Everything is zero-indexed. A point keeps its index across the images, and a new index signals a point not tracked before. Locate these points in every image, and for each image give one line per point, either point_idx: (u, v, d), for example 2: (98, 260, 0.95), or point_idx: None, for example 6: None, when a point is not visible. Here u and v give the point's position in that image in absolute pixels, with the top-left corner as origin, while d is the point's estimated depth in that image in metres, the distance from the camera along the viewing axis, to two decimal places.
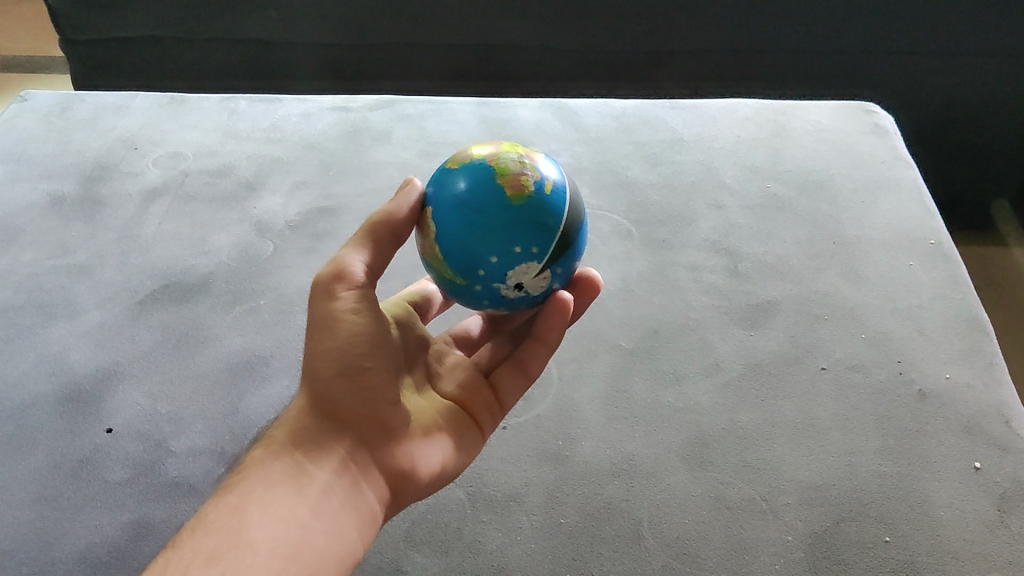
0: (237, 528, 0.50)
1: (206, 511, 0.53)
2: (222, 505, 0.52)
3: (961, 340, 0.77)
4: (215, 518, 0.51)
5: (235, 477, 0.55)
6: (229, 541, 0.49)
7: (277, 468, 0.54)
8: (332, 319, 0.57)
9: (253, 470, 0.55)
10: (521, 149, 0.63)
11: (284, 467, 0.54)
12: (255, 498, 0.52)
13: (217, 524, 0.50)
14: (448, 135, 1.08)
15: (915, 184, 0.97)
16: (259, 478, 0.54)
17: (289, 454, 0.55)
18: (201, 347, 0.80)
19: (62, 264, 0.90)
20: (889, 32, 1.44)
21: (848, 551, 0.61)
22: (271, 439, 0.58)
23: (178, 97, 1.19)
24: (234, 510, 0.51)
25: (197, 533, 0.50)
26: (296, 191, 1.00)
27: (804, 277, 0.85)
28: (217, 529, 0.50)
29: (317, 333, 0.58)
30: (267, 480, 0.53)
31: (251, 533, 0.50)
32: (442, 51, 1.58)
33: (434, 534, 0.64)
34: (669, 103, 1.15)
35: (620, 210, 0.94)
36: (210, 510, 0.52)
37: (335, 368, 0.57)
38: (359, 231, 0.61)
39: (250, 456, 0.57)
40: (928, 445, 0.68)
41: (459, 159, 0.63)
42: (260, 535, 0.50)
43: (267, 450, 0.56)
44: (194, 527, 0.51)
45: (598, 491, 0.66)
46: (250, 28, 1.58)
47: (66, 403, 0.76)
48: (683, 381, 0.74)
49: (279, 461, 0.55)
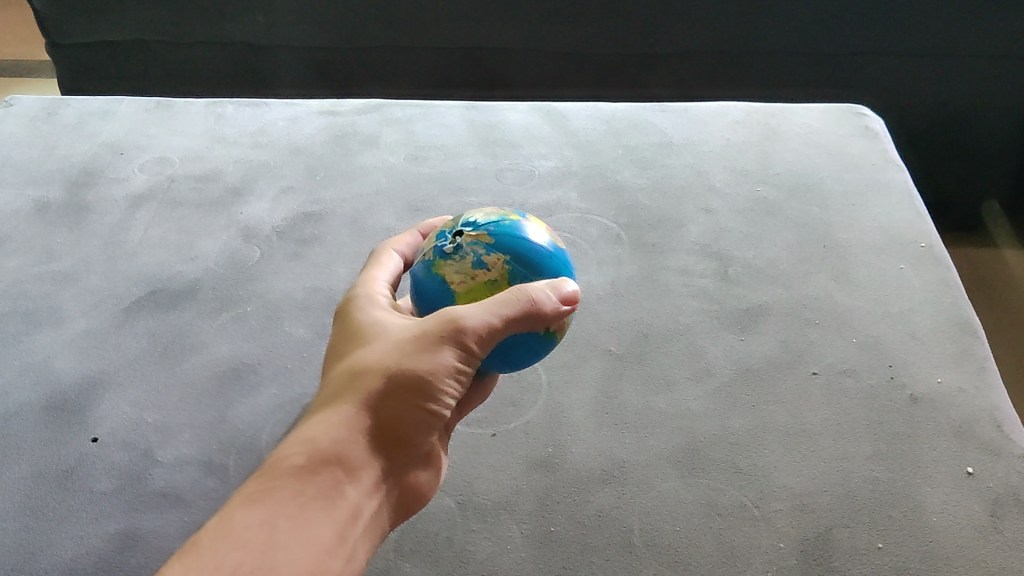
0: (266, 549, 0.47)
1: (231, 517, 0.49)
2: (251, 520, 0.49)
3: (953, 343, 0.77)
4: (240, 532, 0.48)
5: (264, 483, 0.51)
6: (259, 560, 0.47)
7: (317, 482, 0.51)
8: (436, 367, 0.53)
9: (288, 480, 0.51)
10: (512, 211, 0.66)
11: (324, 483, 0.51)
12: (287, 516, 0.49)
13: (246, 542, 0.48)
14: (436, 139, 1.08)
15: (905, 186, 0.97)
16: (295, 493, 0.51)
17: (330, 467, 0.52)
18: (187, 354, 0.79)
19: (47, 272, 0.89)
20: (877, 33, 1.44)
21: (840, 557, 0.61)
22: (307, 434, 0.53)
23: (164, 102, 1.18)
24: (265, 526, 0.48)
25: (222, 545, 0.47)
26: (283, 196, 0.99)
27: (794, 281, 0.84)
28: (243, 546, 0.47)
29: (413, 362, 0.53)
30: (302, 497, 0.50)
31: (280, 555, 0.47)
32: (430, 55, 1.57)
33: (424, 543, 0.63)
34: (657, 106, 1.14)
35: (610, 214, 0.94)
36: (237, 522, 0.49)
37: (412, 400, 0.54)
38: (513, 298, 0.55)
39: (280, 457, 0.53)
40: (920, 451, 0.68)
41: (542, 232, 0.63)
42: (293, 563, 0.48)
43: (307, 455, 0.52)
44: (215, 534, 0.48)
45: (588, 498, 0.65)
46: (238, 30, 1.57)
47: (51, 412, 0.74)
48: (673, 386, 0.74)
49: (318, 475, 0.51)
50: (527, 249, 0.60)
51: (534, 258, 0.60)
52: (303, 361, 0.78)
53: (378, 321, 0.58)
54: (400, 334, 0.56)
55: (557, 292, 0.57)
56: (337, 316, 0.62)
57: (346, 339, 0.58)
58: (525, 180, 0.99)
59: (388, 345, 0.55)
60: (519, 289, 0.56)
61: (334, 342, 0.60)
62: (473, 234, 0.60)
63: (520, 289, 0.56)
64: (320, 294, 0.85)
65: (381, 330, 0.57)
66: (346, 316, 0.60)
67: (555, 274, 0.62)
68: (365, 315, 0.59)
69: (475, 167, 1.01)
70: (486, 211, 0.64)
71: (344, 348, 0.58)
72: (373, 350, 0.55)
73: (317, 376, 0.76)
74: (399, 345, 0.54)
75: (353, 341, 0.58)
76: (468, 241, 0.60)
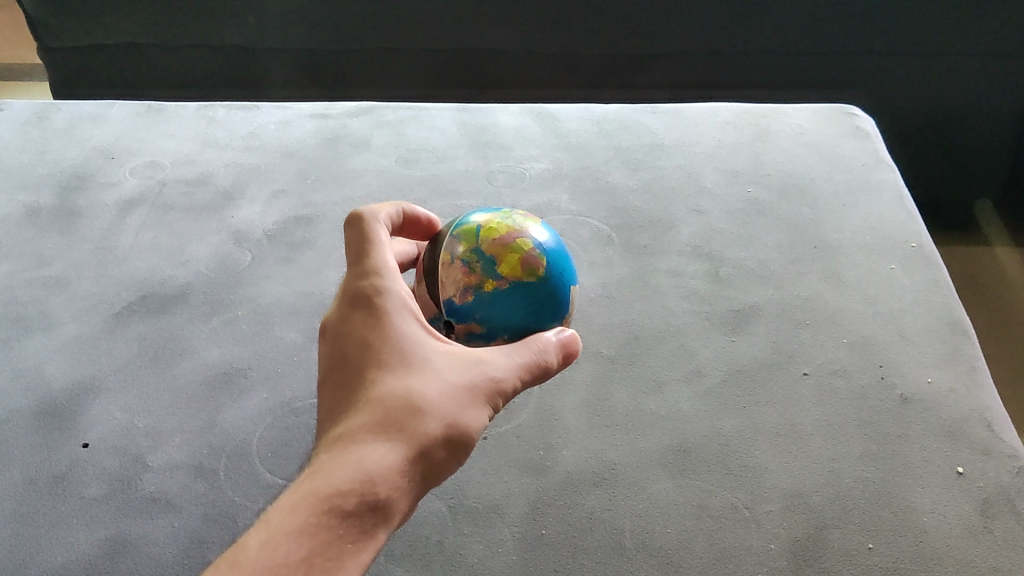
0: None
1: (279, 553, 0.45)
2: (292, 555, 0.45)
3: (943, 343, 0.77)
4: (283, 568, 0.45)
5: (313, 517, 0.47)
6: None
7: (360, 524, 0.48)
8: (481, 423, 0.53)
9: (337, 520, 0.47)
10: (471, 243, 0.61)
11: (367, 525, 0.48)
12: (327, 557, 0.46)
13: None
14: (427, 141, 1.08)
15: (896, 186, 0.97)
16: (338, 532, 0.47)
17: (375, 509, 0.48)
18: (178, 360, 0.79)
19: (38, 277, 0.89)
20: (868, 32, 1.44)
21: (830, 558, 0.61)
22: (353, 465, 0.49)
23: (155, 106, 1.18)
24: (303, 563, 0.45)
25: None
26: (274, 200, 0.99)
27: (785, 282, 0.84)
28: None
29: (467, 415, 0.52)
30: (344, 538, 0.47)
31: None
32: (422, 57, 1.57)
33: (414, 547, 0.63)
34: (649, 107, 1.14)
35: (601, 216, 0.94)
36: (278, 558, 0.45)
37: (455, 451, 0.52)
38: (542, 359, 0.56)
39: (328, 489, 0.48)
40: (910, 451, 0.68)
41: (524, 278, 0.60)
42: None
43: (360, 494, 0.48)
44: (256, 566, 0.45)
45: (579, 501, 0.65)
46: (230, 33, 1.57)
47: (42, 419, 0.74)
48: (664, 388, 0.74)
49: (367, 521, 0.48)
50: (519, 317, 0.60)
51: (535, 327, 0.60)
52: (294, 365, 0.78)
53: (420, 343, 0.54)
54: (448, 373, 0.53)
55: (565, 343, 0.58)
56: (362, 312, 0.55)
57: (382, 353, 0.53)
58: (516, 182, 0.99)
59: (441, 385, 0.52)
60: (541, 343, 0.57)
61: (362, 347, 0.54)
62: (463, 328, 0.60)
63: (543, 344, 0.57)
64: (311, 298, 0.85)
65: (425, 357, 0.53)
66: (378, 318, 0.54)
67: (560, 307, 0.61)
68: (403, 328, 0.54)
69: (467, 169, 1.01)
70: (452, 273, 0.61)
71: (382, 364, 0.53)
72: (423, 386, 0.52)
73: (308, 380, 0.76)
74: (454, 389, 0.52)
75: (395, 360, 0.53)
76: (462, 336, 0.60)
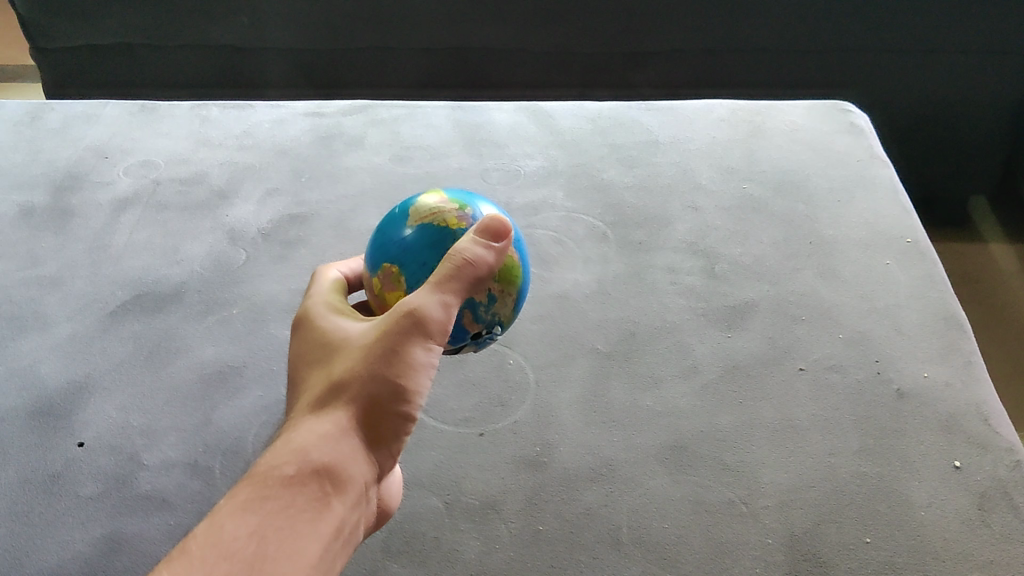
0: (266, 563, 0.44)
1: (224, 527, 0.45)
2: (239, 530, 0.45)
3: (940, 338, 0.77)
4: (228, 542, 0.44)
5: (256, 493, 0.47)
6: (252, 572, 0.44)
7: (302, 491, 0.47)
8: (409, 365, 0.50)
9: (279, 492, 0.47)
10: None
11: (311, 491, 0.48)
12: (275, 526, 0.46)
13: (235, 554, 0.44)
14: (422, 138, 1.08)
15: (891, 182, 0.97)
16: (282, 503, 0.47)
17: (318, 477, 0.48)
18: (174, 358, 0.79)
19: (32, 276, 0.89)
20: (862, 30, 1.45)
21: (828, 551, 0.61)
22: (289, 442, 0.49)
23: (149, 105, 1.17)
24: (253, 536, 0.45)
25: (209, 556, 0.44)
26: (268, 198, 0.99)
27: (780, 278, 0.84)
28: (233, 558, 0.44)
29: (391, 361, 0.50)
30: (291, 507, 0.47)
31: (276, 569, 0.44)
32: (417, 55, 1.57)
33: (411, 543, 0.63)
34: (644, 104, 1.14)
35: (597, 213, 0.94)
36: (223, 535, 0.45)
37: (394, 400, 0.51)
38: (457, 267, 0.51)
39: (267, 468, 0.48)
40: (907, 445, 0.68)
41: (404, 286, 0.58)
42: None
43: (296, 464, 0.48)
44: (201, 547, 0.44)
45: (577, 496, 0.65)
46: (223, 32, 1.57)
47: (36, 418, 0.74)
48: (660, 384, 0.74)
49: (309, 486, 0.48)
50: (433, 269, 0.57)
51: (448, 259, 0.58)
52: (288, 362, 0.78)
53: (342, 326, 0.54)
54: (369, 332, 0.52)
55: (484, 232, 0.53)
56: (297, 325, 0.57)
57: (313, 346, 0.54)
58: (511, 179, 0.99)
59: (359, 347, 0.51)
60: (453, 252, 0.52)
61: (298, 351, 0.55)
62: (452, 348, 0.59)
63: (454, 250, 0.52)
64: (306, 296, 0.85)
65: (349, 333, 0.53)
66: (309, 324, 0.56)
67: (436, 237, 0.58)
68: (330, 320, 0.55)
69: (460, 167, 1.01)
70: None
71: (315, 355, 0.54)
72: (348, 353, 0.52)
73: None
74: (371, 344, 0.51)
75: (324, 346, 0.54)
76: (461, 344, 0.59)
